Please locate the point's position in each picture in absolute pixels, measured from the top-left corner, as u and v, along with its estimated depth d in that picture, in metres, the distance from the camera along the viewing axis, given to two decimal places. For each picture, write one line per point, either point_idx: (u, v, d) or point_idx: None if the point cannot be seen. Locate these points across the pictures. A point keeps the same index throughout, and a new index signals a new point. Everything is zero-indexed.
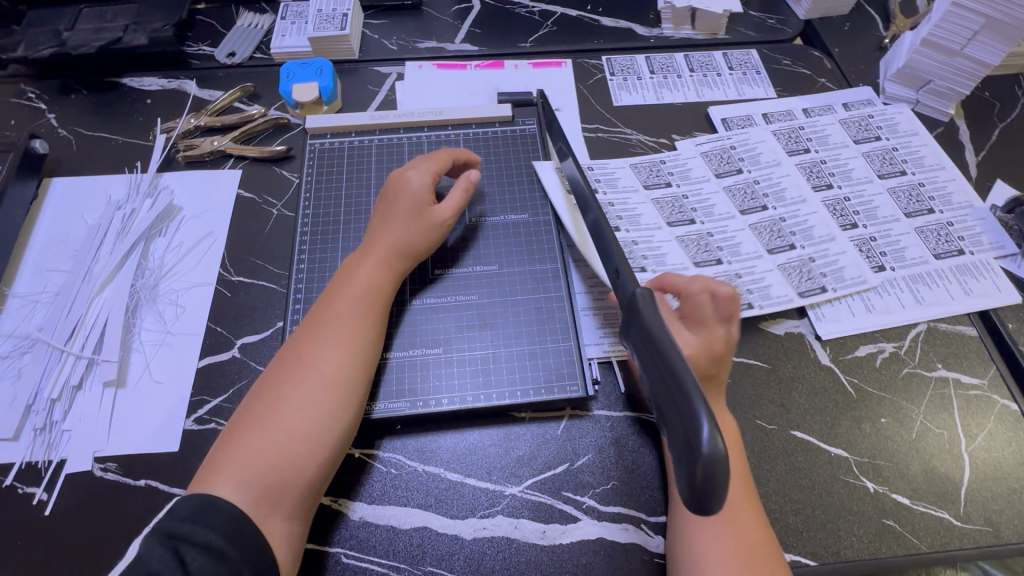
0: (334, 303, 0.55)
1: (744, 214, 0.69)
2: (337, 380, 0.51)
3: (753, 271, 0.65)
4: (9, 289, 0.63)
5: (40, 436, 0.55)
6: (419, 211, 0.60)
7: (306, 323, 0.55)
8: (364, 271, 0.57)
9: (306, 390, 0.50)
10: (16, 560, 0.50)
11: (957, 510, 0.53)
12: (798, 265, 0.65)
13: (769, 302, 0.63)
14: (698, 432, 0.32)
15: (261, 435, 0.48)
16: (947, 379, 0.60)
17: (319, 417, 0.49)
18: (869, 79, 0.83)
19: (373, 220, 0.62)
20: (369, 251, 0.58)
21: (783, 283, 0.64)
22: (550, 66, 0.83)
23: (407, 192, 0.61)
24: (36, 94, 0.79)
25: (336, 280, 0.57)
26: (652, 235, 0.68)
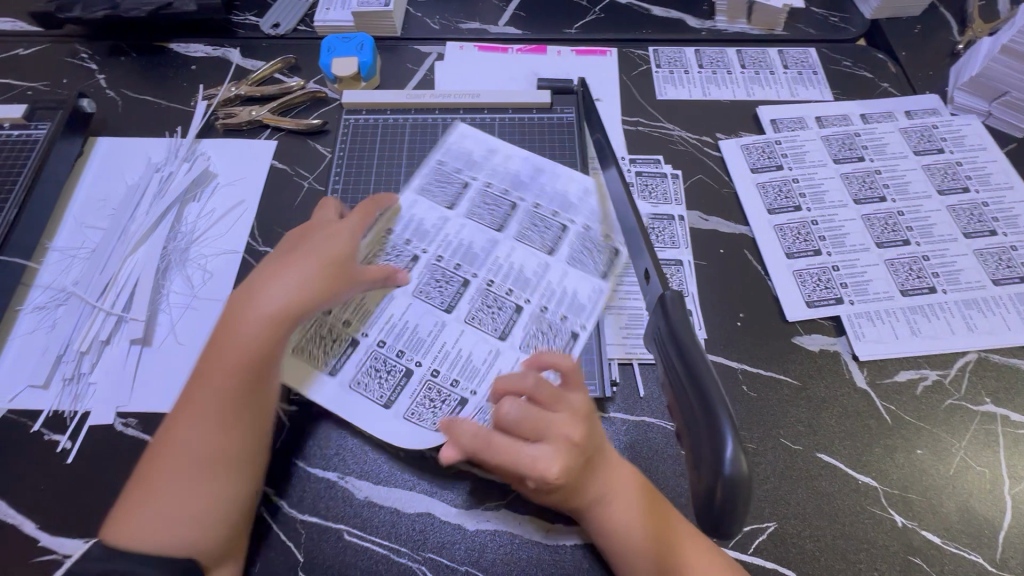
0: (218, 362, 0.48)
1: (514, 220, 0.64)
2: (239, 450, 0.47)
3: (552, 290, 0.59)
4: (49, 243, 0.65)
5: (68, 385, 0.57)
6: (346, 265, 0.53)
7: (192, 381, 0.48)
8: (255, 318, 0.49)
9: (201, 467, 0.45)
10: (37, 504, 0.52)
11: (993, 556, 0.50)
12: (582, 244, 0.62)
13: (585, 311, 0.58)
14: (720, 450, 0.30)
15: (160, 507, 0.44)
16: (994, 415, 0.56)
17: (223, 493, 0.46)
18: (937, 87, 0.78)
19: (273, 258, 0.53)
20: (262, 296, 0.50)
21: (583, 280, 0.60)
22: (594, 55, 0.81)
23: (337, 241, 0.54)
24: (88, 54, 0.81)
25: (223, 326, 0.49)
26: (440, 343, 0.57)
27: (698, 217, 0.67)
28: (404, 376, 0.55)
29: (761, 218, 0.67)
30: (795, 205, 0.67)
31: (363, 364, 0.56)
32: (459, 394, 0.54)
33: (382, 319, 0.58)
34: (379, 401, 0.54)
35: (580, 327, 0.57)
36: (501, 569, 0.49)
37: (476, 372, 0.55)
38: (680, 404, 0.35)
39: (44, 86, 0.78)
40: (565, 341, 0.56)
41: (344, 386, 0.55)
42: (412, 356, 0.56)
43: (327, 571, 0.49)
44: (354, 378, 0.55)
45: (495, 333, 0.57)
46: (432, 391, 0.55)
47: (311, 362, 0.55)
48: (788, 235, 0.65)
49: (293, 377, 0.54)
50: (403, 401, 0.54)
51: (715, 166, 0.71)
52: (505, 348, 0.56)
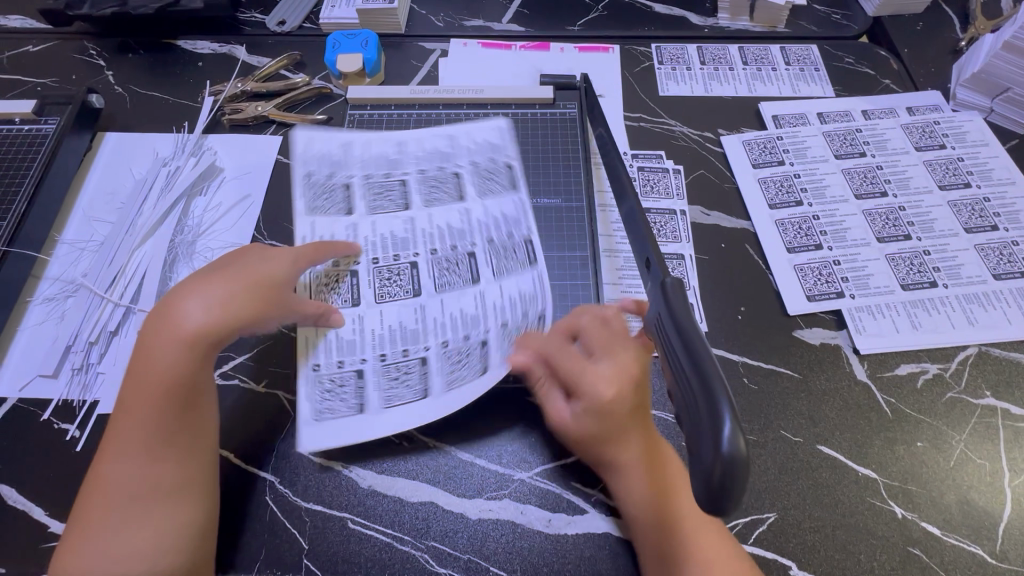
0: (137, 396, 0.47)
1: (414, 176, 0.66)
2: (162, 481, 0.46)
3: (484, 220, 0.63)
4: (58, 235, 0.66)
5: (77, 375, 0.58)
6: (268, 289, 0.52)
7: (116, 417, 0.48)
8: (171, 343, 0.48)
9: (136, 502, 0.45)
10: (46, 491, 0.53)
11: (993, 548, 0.50)
12: (485, 168, 0.67)
13: (520, 222, 0.63)
14: (719, 432, 0.29)
15: (89, 541, 0.44)
16: (994, 408, 0.56)
17: (164, 524, 0.45)
18: (939, 83, 0.78)
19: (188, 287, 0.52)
20: (175, 324, 0.49)
21: (500, 201, 0.65)
22: (597, 52, 0.81)
23: (259, 267, 0.53)
24: (96, 51, 0.82)
25: (138, 353, 0.48)
26: (429, 316, 0.58)
27: (700, 212, 0.67)
28: (422, 363, 0.56)
29: (763, 213, 0.67)
30: (797, 200, 0.68)
31: (379, 376, 0.55)
32: (477, 346, 0.56)
33: (372, 344, 0.57)
34: (417, 395, 0.55)
35: (526, 232, 0.62)
36: (503, 558, 0.50)
37: (481, 321, 0.57)
38: (680, 387, 0.34)
39: (53, 82, 0.79)
40: (518, 244, 0.62)
41: (381, 408, 0.54)
42: (417, 348, 0.57)
43: (331, 558, 0.50)
44: (377, 386, 0.55)
45: (471, 288, 0.59)
46: (452, 353, 0.56)
47: (334, 410, 0.54)
48: (789, 230, 0.66)
49: (330, 434, 0.53)
50: (436, 380, 0.55)
51: (717, 161, 0.72)
52: (483, 283, 0.59)
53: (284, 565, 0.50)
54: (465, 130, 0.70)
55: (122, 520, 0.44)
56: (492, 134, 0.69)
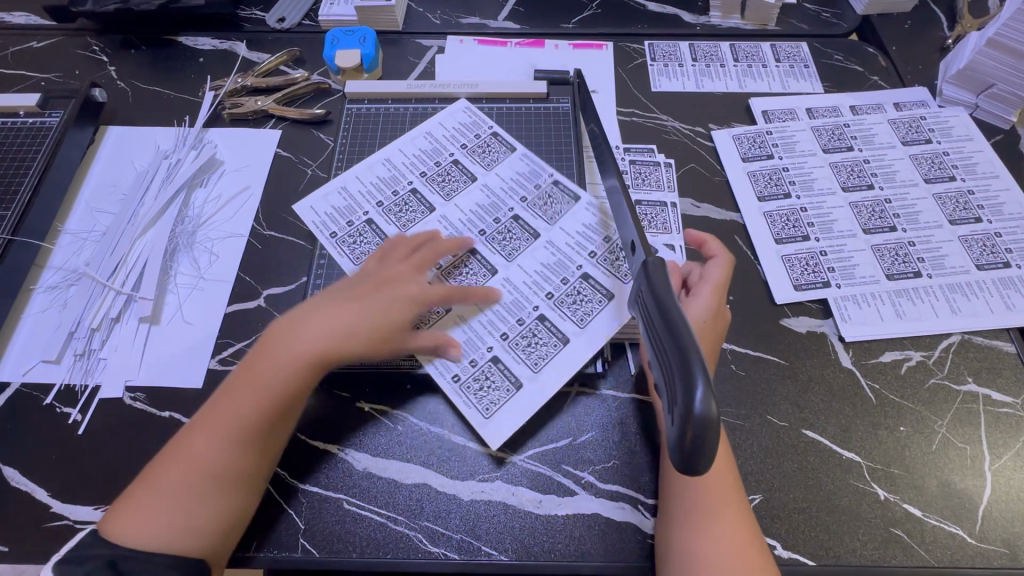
0: (247, 384, 0.51)
1: (420, 178, 0.69)
2: (226, 471, 0.48)
3: (505, 186, 0.68)
4: (61, 225, 0.67)
5: (79, 361, 0.59)
6: (388, 324, 0.54)
7: (222, 394, 0.51)
8: (295, 351, 0.51)
9: (193, 476, 0.47)
10: (48, 473, 0.54)
11: (973, 529, 0.51)
12: (478, 145, 0.71)
13: (539, 173, 0.68)
14: (692, 394, 0.30)
15: (147, 493, 0.47)
16: (976, 394, 0.57)
17: (203, 508, 0.47)
18: (926, 80, 0.79)
19: (332, 296, 0.55)
20: (303, 335, 0.52)
21: (507, 165, 0.69)
22: (590, 48, 0.83)
23: (391, 297, 0.55)
24: (99, 47, 0.83)
25: (266, 349, 0.52)
26: (527, 278, 0.61)
27: (690, 205, 0.69)
28: (541, 320, 0.58)
29: (752, 205, 0.69)
30: (785, 193, 0.69)
31: (511, 351, 0.57)
32: (580, 282, 0.60)
33: (489, 331, 0.58)
34: (558, 345, 0.57)
35: (549, 176, 0.68)
36: (495, 537, 0.51)
37: (568, 261, 0.62)
38: (661, 356, 0.35)
39: (56, 77, 0.80)
40: (545, 188, 0.67)
41: (533, 375, 0.56)
42: (529, 311, 0.59)
43: (326, 538, 0.51)
44: (515, 356, 0.57)
45: (538, 242, 0.63)
46: (565, 296, 0.60)
47: (496, 403, 0.55)
48: (778, 221, 0.67)
49: (508, 420, 0.54)
50: (565, 323, 0.58)
51: (707, 155, 0.73)
52: (548, 227, 0.64)
53: (281, 544, 0.51)
54: (437, 123, 0.73)
55: (176, 491, 0.47)
56: (462, 117, 0.73)
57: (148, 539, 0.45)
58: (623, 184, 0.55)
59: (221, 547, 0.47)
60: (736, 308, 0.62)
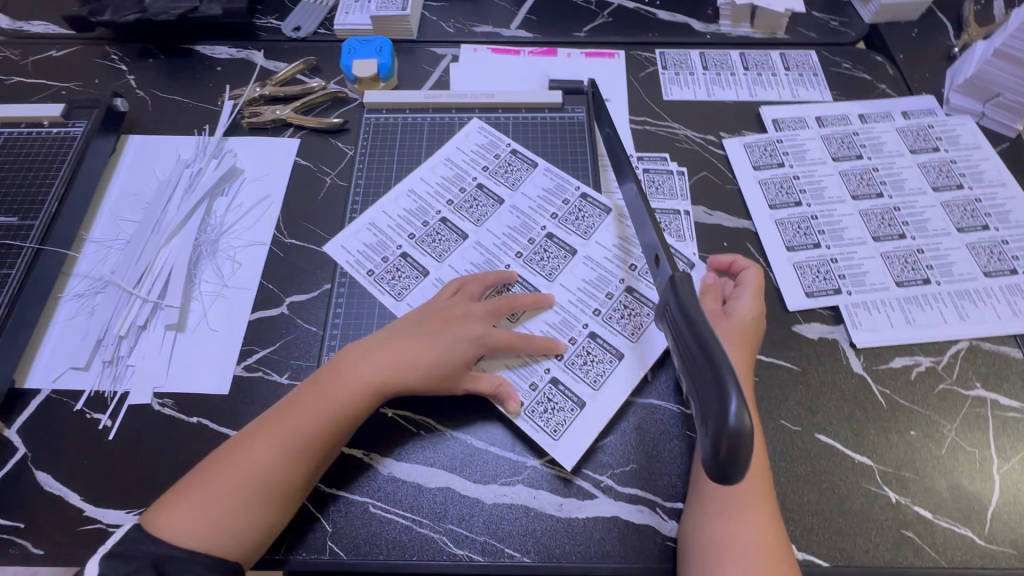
0: (315, 403, 0.53)
1: (449, 207, 0.70)
2: (276, 482, 0.50)
3: (533, 204, 0.70)
4: (86, 234, 0.69)
5: (108, 368, 0.61)
6: (451, 359, 0.56)
7: (288, 405, 0.54)
8: (363, 381, 0.54)
9: (243, 480, 0.49)
10: (81, 477, 0.55)
11: (982, 530, 0.53)
12: (500, 165, 0.72)
13: (566, 189, 0.70)
14: (725, 408, 0.31)
15: (200, 487, 0.49)
16: (984, 399, 0.59)
17: (246, 512, 0.49)
18: (933, 88, 0.80)
19: (405, 326, 0.59)
20: (373, 360, 0.56)
21: (532, 182, 0.71)
22: (603, 57, 0.84)
23: (455, 330, 0.58)
24: (118, 56, 0.84)
25: (334, 375, 0.55)
26: (573, 297, 0.63)
27: (703, 212, 0.70)
28: (592, 337, 0.61)
29: (763, 213, 0.70)
30: (796, 201, 0.70)
31: (569, 371, 0.59)
32: (624, 295, 0.63)
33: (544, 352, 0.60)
34: (613, 360, 0.60)
35: (576, 190, 0.70)
36: (517, 539, 0.53)
37: (609, 275, 0.65)
38: (693, 368, 0.36)
39: (76, 86, 0.81)
40: (573, 203, 0.69)
41: (595, 393, 0.58)
42: (581, 329, 0.61)
43: (353, 540, 0.53)
44: (574, 376, 0.59)
45: (575, 259, 0.66)
46: (613, 312, 0.62)
47: (563, 424, 0.57)
48: (789, 229, 0.69)
49: (577, 439, 0.56)
50: (616, 338, 0.61)
51: (719, 163, 0.74)
52: (585, 244, 0.66)
53: (308, 546, 0.52)
54: (454, 147, 0.74)
55: (227, 491, 0.49)
56: (477, 138, 0.74)
57: (192, 540, 0.47)
58: (641, 192, 0.57)
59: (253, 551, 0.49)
60: None
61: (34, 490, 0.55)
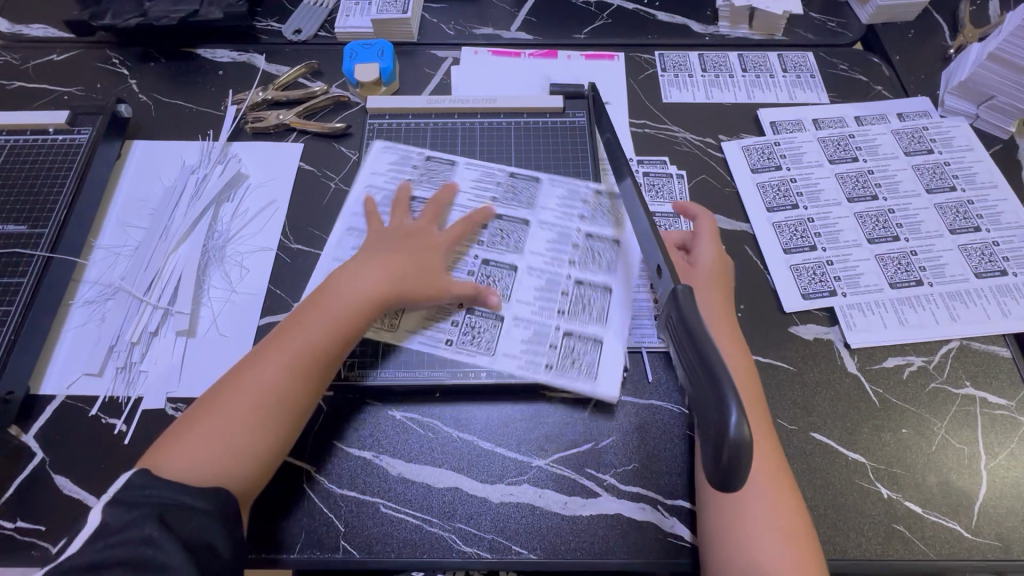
0: (311, 322, 0.56)
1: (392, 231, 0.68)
2: (281, 397, 0.52)
3: (471, 194, 0.71)
4: (94, 240, 0.70)
5: (120, 373, 0.62)
6: (434, 272, 0.61)
7: (284, 329, 0.56)
8: (352, 294, 0.57)
9: (248, 401, 0.51)
10: (98, 481, 0.57)
11: (969, 524, 0.55)
12: (424, 174, 0.73)
13: (491, 173, 0.73)
14: (725, 419, 0.33)
15: (204, 420, 0.51)
16: (974, 397, 0.61)
17: (257, 432, 0.51)
18: (928, 89, 0.82)
19: (384, 249, 0.62)
20: (362, 280, 0.58)
21: (464, 182, 0.72)
22: (603, 59, 0.85)
23: (432, 249, 0.63)
24: (119, 60, 0.85)
25: (321, 294, 0.58)
26: (547, 263, 0.67)
27: None
28: (580, 285, 0.65)
29: (761, 216, 0.71)
30: (793, 204, 0.72)
31: (574, 320, 0.63)
32: (585, 241, 0.68)
33: (547, 317, 0.63)
34: (605, 292, 0.65)
35: (503, 171, 0.73)
36: (524, 537, 0.55)
37: (566, 230, 0.69)
38: (692, 377, 0.37)
39: (79, 91, 0.81)
40: (504, 186, 0.72)
41: (604, 325, 0.63)
42: (567, 280, 0.65)
43: (366, 539, 0.54)
44: (580, 322, 0.63)
45: (532, 227, 0.69)
46: (588, 256, 0.67)
47: (593, 365, 0.61)
48: (786, 232, 0.70)
49: (610, 371, 0.61)
50: (598, 276, 0.66)
51: (717, 166, 0.76)
52: (533, 214, 0.70)
53: (322, 545, 0.54)
54: (371, 172, 0.73)
55: (233, 415, 0.51)
56: (389, 157, 0.74)
57: (208, 465, 0.49)
58: (632, 177, 0.59)
59: (268, 470, 0.52)
60: (748, 316, 0.65)
61: (54, 494, 0.56)
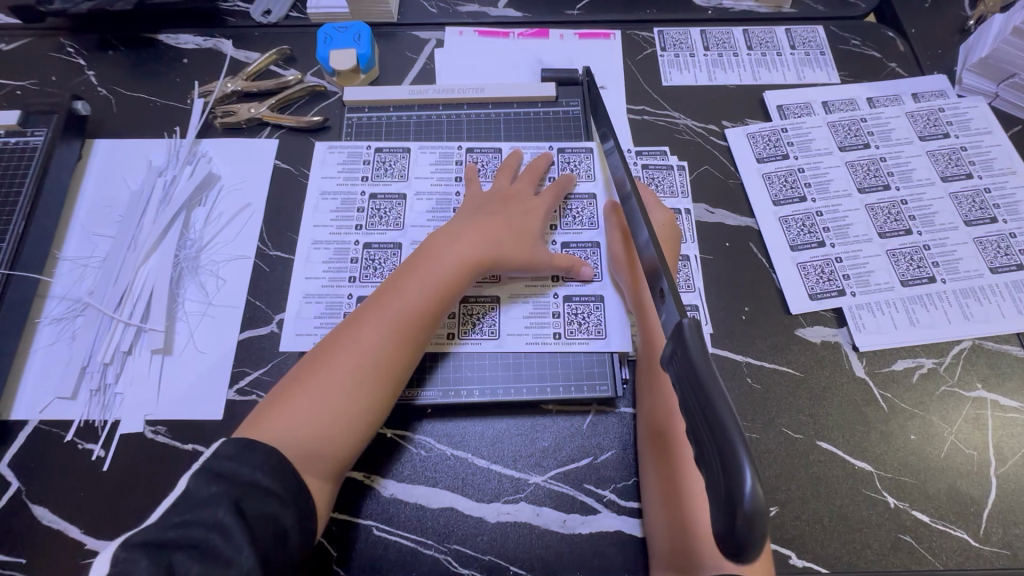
0: (410, 285, 0.54)
1: (362, 232, 0.65)
2: (382, 361, 0.51)
3: (432, 183, 0.68)
4: (59, 252, 0.65)
5: (95, 396, 0.59)
6: (527, 241, 0.60)
7: (381, 292, 0.55)
8: (449, 261, 0.56)
9: (351, 361, 0.50)
10: (78, 511, 0.55)
11: (977, 532, 0.54)
12: (378, 167, 0.68)
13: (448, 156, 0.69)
14: (740, 484, 0.29)
15: (310, 380, 0.49)
16: (985, 400, 0.59)
17: (363, 394, 0.50)
18: (945, 66, 0.76)
19: (476, 214, 0.60)
20: (458, 244, 0.57)
21: (423, 166, 0.69)
22: (597, 38, 0.79)
23: (527, 217, 0.61)
24: (74, 49, 0.78)
25: (415, 261, 0.57)
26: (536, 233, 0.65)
27: (704, 210, 0.68)
28: (565, 247, 0.64)
29: (766, 209, 0.68)
30: (800, 196, 0.68)
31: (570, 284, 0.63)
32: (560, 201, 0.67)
33: (542, 288, 0.62)
34: (595, 250, 0.65)
35: (458, 148, 0.70)
36: (523, 558, 0.53)
37: None
38: (694, 439, 0.34)
39: (32, 85, 0.75)
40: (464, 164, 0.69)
41: (602, 283, 0.63)
42: (553, 246, 0.64)
43: (360, 563, 0.53)
44: (577, 286, 0.63)
45: None
46: (568, 215, 0.66)
47: (600, 322, 0.61)
48: (793, 227, 0.66)
49: (618, 326, 0.61)
50: (583, 235, 0.65)
51: (721, 155, 0.71)
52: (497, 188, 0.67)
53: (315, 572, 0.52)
54: (320, 177, 0.68)
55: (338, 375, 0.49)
56: (337, 157, 0.69)
57: (314, 424, 0.47)
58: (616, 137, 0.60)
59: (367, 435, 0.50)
60: (751, 319, 0.62)
61: (33, 525, 0.54)
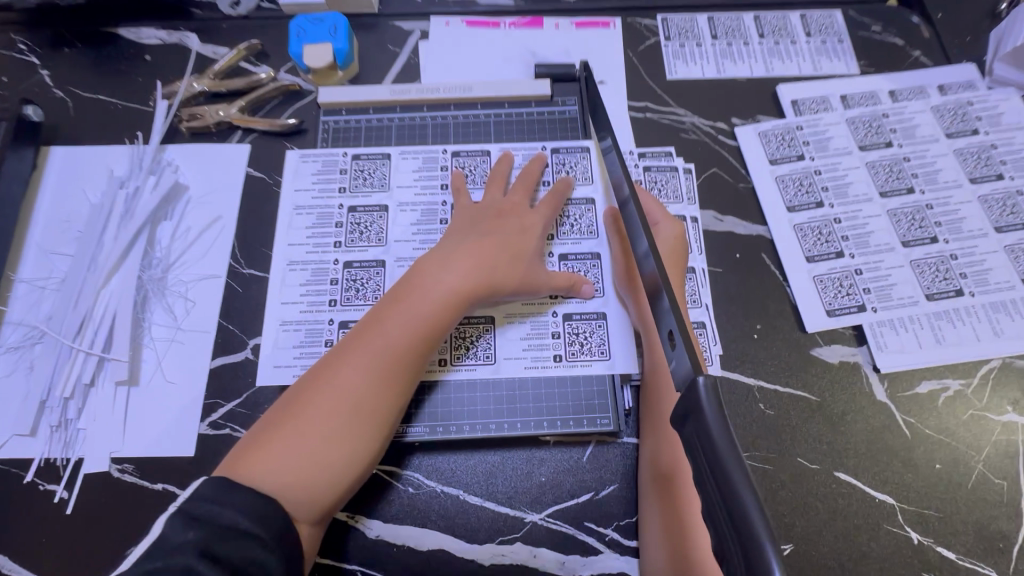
0: (397, 316, 0.50)
1: (341, 249, 0.60)
2: (368, 403, 0.46)
3: (417, 190, 0.62)
4: (14, 274, 0.60)
5: (56, 432, 0.55)
6: (524, 261, 0.55)
7: (366, 324, 0.50)
8: (440, 286, 0.51)
9: (333, 403, 0.45)
10: (40, 559, 0.51)
11: (1006, 568, 0.50)
12: (357, 175, 0.63)
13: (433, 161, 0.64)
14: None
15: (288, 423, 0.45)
16: (1016, 425, 0.55)
17: (347, 439, 0.45)
18: (973, 54, 0.70)
19: (468, 232, 0.55)
20: (450, 267, 0.52)
21: (407, 172, 0.63)
22: (596, 27, 0.72)
23: (523, 233, 0.56)
24: (25, 45, 0.71)
25: (404, 288, 0.52)
26: None
27: (712, 218, 0.62)
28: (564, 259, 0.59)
29: (779, 216, 0.62)
30: (817, 201, 0.63)
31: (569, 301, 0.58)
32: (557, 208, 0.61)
33: (539, 305, 0.58)
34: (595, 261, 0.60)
35: (445, 152, 0.64)
36: None
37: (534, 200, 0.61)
38: (714, 530, 0.30)
39: None
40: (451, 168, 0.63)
41: (603, 299, 0.58)
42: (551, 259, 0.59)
43: None
44: (577, 303, 0.58)
45: None
46: (565, 224, 0.61)
47: (602, 342, 0.56)
48: (809, 236, 0.61)
49: (621, 346, 0.56)
50: (582, 245, 0.60)
51: (730, 156, 0.65)
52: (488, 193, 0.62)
53: None
54: (294, 189, 0.62)
55: (319, 420, 0.45)
56: (313, 165, 0.63)
57: (291, 475, 0.43)
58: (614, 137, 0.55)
59: (350, 484, 0.46)
60: (763, 338, 0.58)
61: None
